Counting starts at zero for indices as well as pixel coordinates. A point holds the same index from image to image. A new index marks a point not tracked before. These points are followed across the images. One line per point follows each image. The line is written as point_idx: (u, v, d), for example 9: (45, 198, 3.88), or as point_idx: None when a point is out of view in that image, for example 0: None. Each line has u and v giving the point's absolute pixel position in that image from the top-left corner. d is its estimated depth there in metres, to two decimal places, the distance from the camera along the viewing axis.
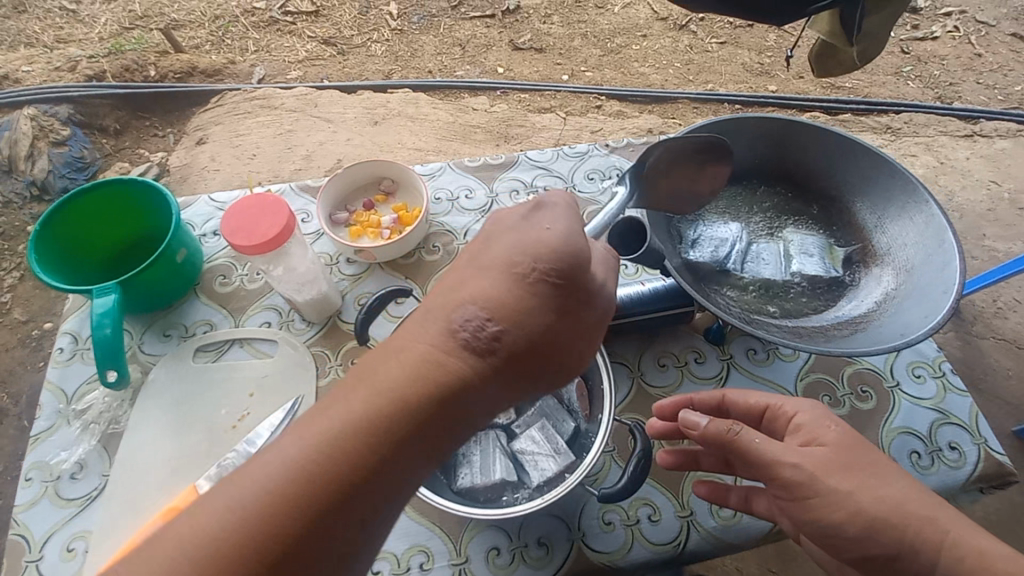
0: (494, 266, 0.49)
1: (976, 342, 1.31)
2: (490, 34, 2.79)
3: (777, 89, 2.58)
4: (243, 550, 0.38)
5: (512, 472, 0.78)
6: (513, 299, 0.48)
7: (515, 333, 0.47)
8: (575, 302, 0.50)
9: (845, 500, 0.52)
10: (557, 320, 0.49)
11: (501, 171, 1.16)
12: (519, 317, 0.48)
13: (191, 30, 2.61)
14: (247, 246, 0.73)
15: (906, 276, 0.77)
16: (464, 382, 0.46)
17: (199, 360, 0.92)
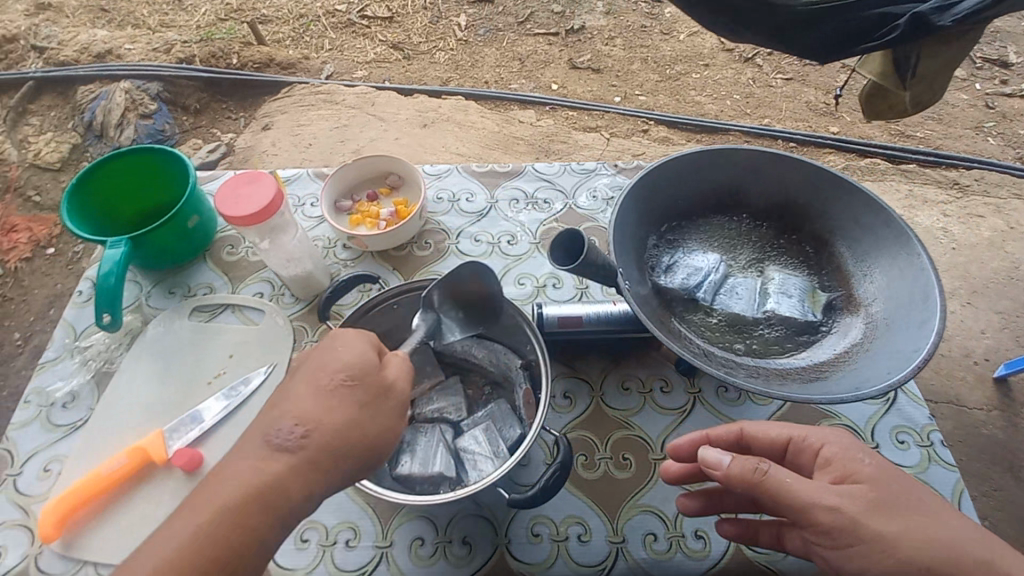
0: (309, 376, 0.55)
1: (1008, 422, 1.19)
2: (551, 51, 2.84)
3: (839, 131, 2.46)
4: None
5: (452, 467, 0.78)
6: (336, 407, 0.54)
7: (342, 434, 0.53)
8: (383, 396, 0.57)
9: (893, 546, 0.51)
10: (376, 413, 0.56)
11: (505, 179, 1.18)
12: (336, 420, 0.53)
13: (276, 26, 2.82)
14: (235, 216, 0.79)
15: (884, 329, 0.72)
16: (281, 485, 0.51)
17: (194, 319, 0.99)
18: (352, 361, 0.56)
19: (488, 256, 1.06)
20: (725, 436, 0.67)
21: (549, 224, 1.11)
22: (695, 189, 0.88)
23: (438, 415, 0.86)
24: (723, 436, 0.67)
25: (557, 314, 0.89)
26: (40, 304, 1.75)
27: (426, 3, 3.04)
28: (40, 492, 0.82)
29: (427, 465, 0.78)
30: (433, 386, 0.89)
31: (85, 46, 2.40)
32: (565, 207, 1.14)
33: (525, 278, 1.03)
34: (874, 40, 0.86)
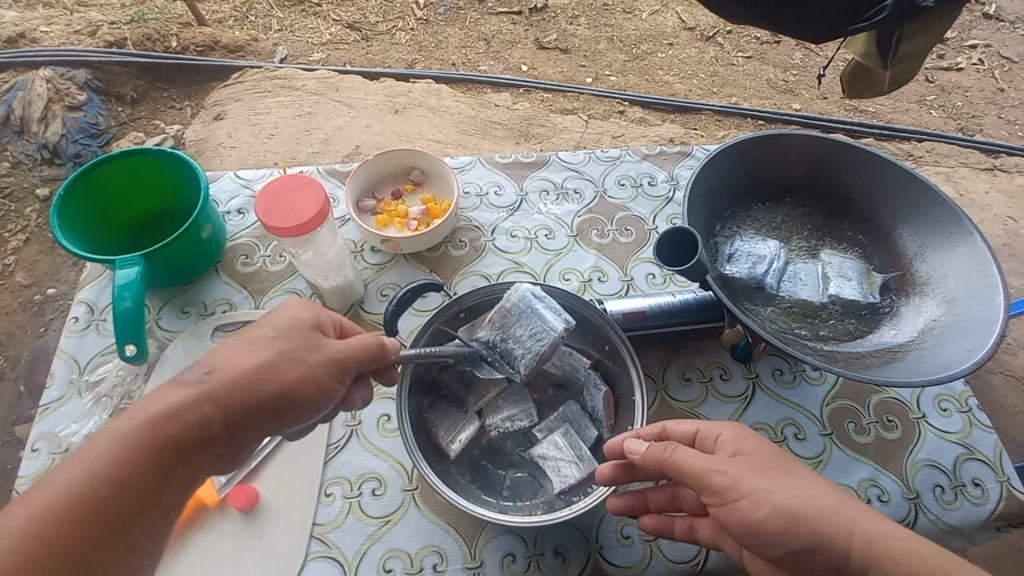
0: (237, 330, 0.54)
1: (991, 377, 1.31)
2: (516, 30, 2.76)
3: (800, 108, 2.55)
4: None
5: (525, 315, 0.75)
6: (255, 359, 0.51)
7: (256, 387, 0.50)
8: (316, 350, 0.54)
9: (764, 498, 0.52)
10: (313, 372, 0.53)
11: (530, 170, 1.14)
12: (279, 354, 0.53)
13: (215, 4, 2.59)
14: (285, 226, 0.72)
15: (947, 307, 0.76)
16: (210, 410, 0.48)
17: (217, 340, 0.90)
18: (302, 319, 0.56)
19: (528, 252, 1.03)
20: (646, 432, 0.66)
21: (584, 215, 1.08)
22: (746, 177, 0.88)
23: (510, 424, 0.82)
24: (648, 432, 0.66)
25: (620, 309, 0.87)
26: None
27: None
28: None
29: (504, 334, 0.76)
30: (498, 392, 0.84)
31: None
32: (596, 196, 1.11)
33: (570, 273, 1.00)
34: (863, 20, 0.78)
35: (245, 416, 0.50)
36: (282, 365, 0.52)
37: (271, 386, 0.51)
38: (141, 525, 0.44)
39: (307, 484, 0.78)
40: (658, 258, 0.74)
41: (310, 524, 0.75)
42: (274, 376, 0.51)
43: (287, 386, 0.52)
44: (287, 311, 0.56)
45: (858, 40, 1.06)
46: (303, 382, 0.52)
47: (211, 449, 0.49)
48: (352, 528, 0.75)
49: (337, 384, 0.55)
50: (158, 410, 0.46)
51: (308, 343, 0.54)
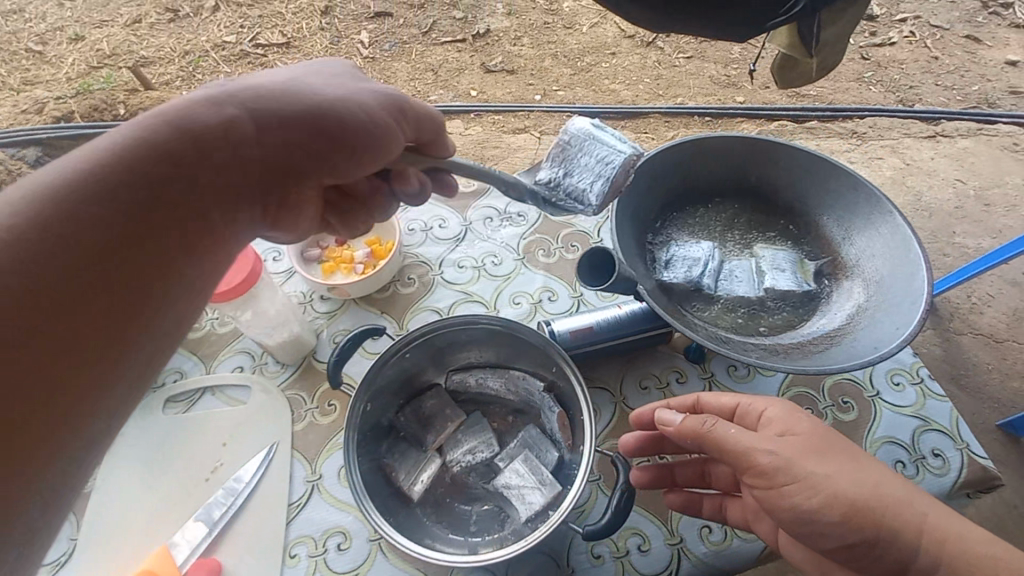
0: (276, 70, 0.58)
1: (959, 338, 1.35)
2: (462, 57, 2.81)
3: (745, 100, 2.61)
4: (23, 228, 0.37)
5: (586, 144, 0.74)
6: (293, 84, 0.53)
7: (296, 103, 0.51)
8: (351, 82, 0.58)
9: (823, 486, 0.51)
10: (357, 97, 0.55)
11: (473, 199, 1.15)
12: (337, 84, 0.56)
13: (161, 67, 2.60)
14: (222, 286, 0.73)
15: (875, 287, 0.78)
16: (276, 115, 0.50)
17: (169, 411, 0.89)
18: (337, 68, 0.60)
19: (477, 281, 1.03)
20: (680, 404, 0.70)
21: (530, 237, 1.09)
22: (673, 184, 0.90)
23: (471, 457, 0.83)
24: (681, 403, 0.70)
25: (567, 328, 0.88)
26: None
27: (321, 24, 2.89)
28: None
29: (565, 165, 0.74)
30: (457, 427, 0.84)
31: None
32: (539, 217, 1.12)
33: (520, 296, 1.01)
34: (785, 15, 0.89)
35: (292, 121, 0.50)
36: (321, 87, 0.54)
37: (329, 98, 0.53)
38: (187, 233, 0.44)
39: (270, 548, 0.77)
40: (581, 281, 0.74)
41: None
42: (312, 93, 0.53)
43: (331, 102, 0.53)
44: (320, 65, 0.60)
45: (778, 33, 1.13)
46: (346, 102, 0.53)
47: (257, 147, 0.48)
48: None
49: (391, 110, 0.57)
50: (195, 96, 0.47)
51: (346, 79, 0.58)
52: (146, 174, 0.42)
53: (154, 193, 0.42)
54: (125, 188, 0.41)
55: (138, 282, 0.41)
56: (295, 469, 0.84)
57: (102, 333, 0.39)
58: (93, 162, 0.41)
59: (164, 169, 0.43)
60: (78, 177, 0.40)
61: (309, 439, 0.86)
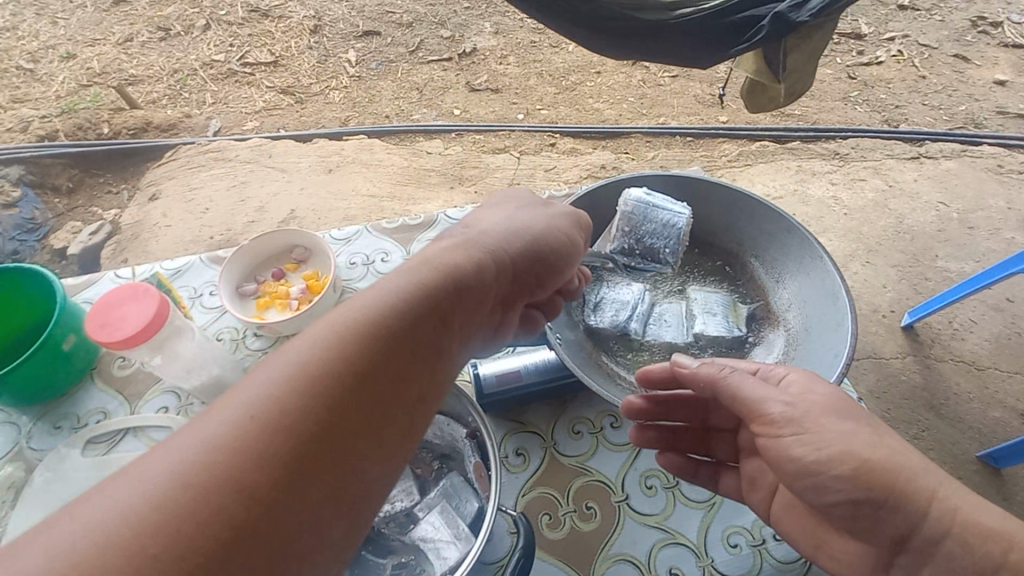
0: (477, 210, 0.72)
1: (939, 366, 1.37)
2: (448, 76, 2.80)
3: (728, 120, 2.58)
4: (335, 361, 0.42)
5: (650, 212, 0.82)
6: (508, 218, 0.66)
7: (516, 235, 0.63)
8: (541, 208, 0.71)
9: (835, 441, 0.51)
10: (552, 220, 0.69)
11: (419, 232, 1.14)
12: (530, 219, 0.68)
13: (147, 85, 2.60)
14: (112, 339, 0.70)
15: (804, 336, 0.76)
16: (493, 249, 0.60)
17: (88, 454, 0.86)
18: (522, 195, 0.75)
19: None
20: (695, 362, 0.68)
21: None
22: (605, 224, 0.89)
23: (389, 506, 0.80)
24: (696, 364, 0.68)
25: (493, 371, 0.86)
26: None
27: (310, 43, 2.91)
28: None
29: (638, 239, 0.84)
30: None
31: None
32: None
33: None
34: (745, 41, 1.00)
35: (519, 248, 0.62)
36: (526, 218, 0.67)
37: (531, 232, 0.65)
38: (436, 361, 0.49)
39: None
40: None
41: None
42: (523, 224, 0.66)
43: (541, 230, 0.66)
44: (506, 197, 0.75)
45: (744, 60, 1.11)
46: (548, 229, 0.66)
47: (497, 268, 0.59)
48: None
49: (577, 227, 0.71)
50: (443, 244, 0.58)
51: (534, 206, 0.72)
52: (439, 293, 0.51)
53: (423, 319, 0.48)
54: (403, 319, 0.47)
55: (403, 405, 0.44)
56: None
57: (362, 461, 0.40)
58: (401, 285, 0.50)
59: (447, 287, 0.52)
60: (365, 313, 0.46)
61: None
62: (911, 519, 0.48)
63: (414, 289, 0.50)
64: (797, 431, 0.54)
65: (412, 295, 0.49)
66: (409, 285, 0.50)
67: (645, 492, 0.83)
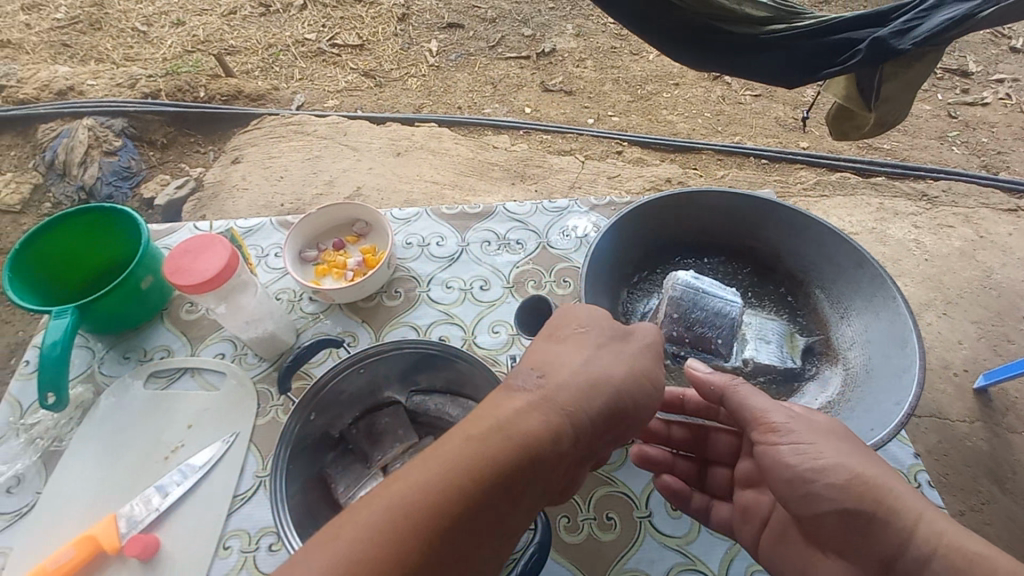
0: (545, 333, 0.61)
1: (1009, 436, 1.25)
2: (523, 74, 2.81)
3: (809, 146, 2.46)
4: (379, 563, 0.41)
5: (699, 297, 0.77)
6: (585, 362, 0.56)
7: (596, 389, 0.54)
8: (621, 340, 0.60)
9: (835, 458, 0.58)
10: (633, 362, 0.59)
11: (476, 221, 1.16)
12: (612, 359, 0.58)
13: (244, 57, 2.78)
14: (193, 283, 0.75)
15: (863, 377, 0.72)
16: (567, 407, 0.52)
17: (150, 386, 0.94)
18: (598, 315, 0.63)
19: (460, 303, 1.03)
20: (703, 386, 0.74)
21: (523, 266, 1.09)
22: (664, 235, 0.87)
23: None
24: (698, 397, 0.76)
25: None
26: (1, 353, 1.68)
27: (396, 30, 3.01)
28: None
29: (687, 325, 0.78)
30: (406, 449, 0.84)
31: (46, 84, 2.32)
32: (538, 248, 1.11)
33: (499, 326, 1.00)
34: (836, 65, 0.95)
35: (596, 408, 0.53)
36: (605, 361, 0.57)
37: (609, 386, 0.55)
38: (487, 546, 0.46)
39: (204, 538, 0.78)
40: None
41: None
42: (601, 368, 0.56)
43: (623, 381, 0.56)
44: (579, 314, 0.63)
45: (835, 82, 1.04)
46: (630, 378, 0.57)
47: (573, 433, 0.52)
48: None
49: (660, 369, 0.60)
50: (511, 402, 0.51)
51: (613, 336, 0.60)
52: (503, 475, 0.47)
53: (476, 508, 0.45)
54: (455, 510, 0.44)
55: None
56: (248, 461, 0.86)
57: None
58: (460, 466, 0.46)
59: (512, 469, 0.47)
60: (417, 497, 0.44)
61: (266, 435, 0.88)
62: (900, 534, 0.54)
63: (470, 467, 0.46)
64: (798, 442, 0.60)
65: (468, 479, 0.46)
66: (468, 462, 0.46)
67: (669, 513, 0.80)
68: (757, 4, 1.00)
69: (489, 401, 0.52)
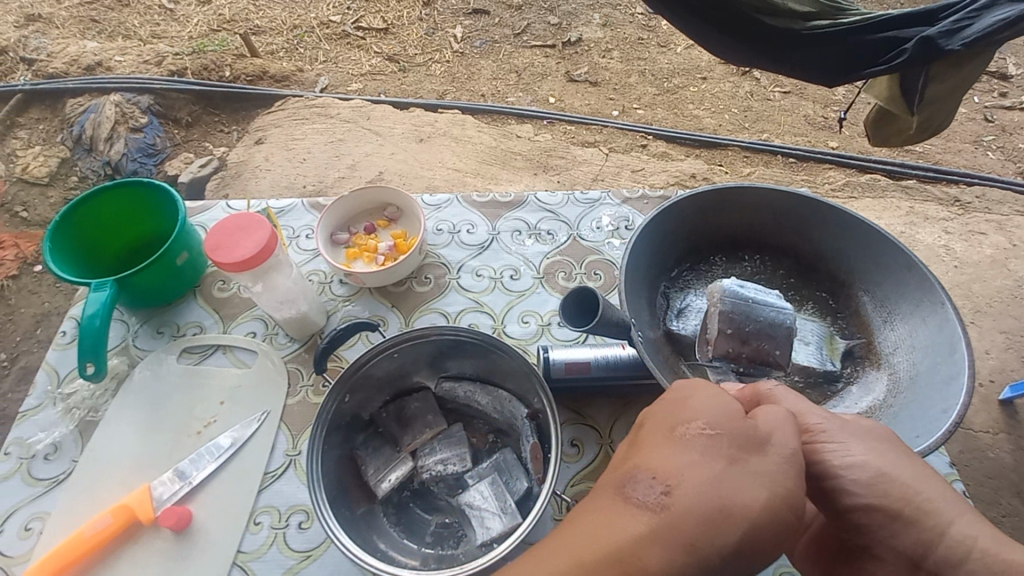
0: (663, 422, 0.46)
1: None
2: (548, 63, 2.78)
3: (838, 146, 2.41)
4: None
5: (752, 308, 0.73)
6: (713, 479, 0.42)
7: (730, 520, 0.40)
8: (758, 446, 0.45)
9: (871, 456, 0.52)
10: (779, 477, 0.43)
11: (506, 210, 1.15)
12: (750, 474, 0.43)
13: (269, 37, 2.77)
14: (243, 258, 0.76)
15: (907, 384, 0.70)
16: (689, 544, 0.39)
17: (183, 361, 0.95)
18: (733, 404, 0.46)
19: (490, 292, 1.03)
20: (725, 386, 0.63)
21: (553, 257, 1.08)
22: (704, 230, 0.86)
23: (441, 467, 0.82)
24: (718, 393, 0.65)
25: (563, 358, 0.85)
26: (28, 324, 1.71)
27: (421, 14, 2.98)
28: (21, 553, 0.78)
29: (743, 339, 0.73)
30: (435, 435, 0.85)
31: (75, 59, 2.33)
32: (569, 239, 1.10)
33: (529, 316, 1.00)
34: (880, 65, 0.92)
35: (727, 546, 0.40)
36: (739, 478, 0.42)
37: (745, 517, 0.40)
38: None
39: (237, 512, 0.79)
40: (565, 321, 0.72)
41: (233, 551, 0.77)
42: (739, 489, 0.42)
43: (760, 512, 0.41)
44: (708, 403, 0.46)
45: (878, 82, 1.00)
46: (771, 506, 0.42)
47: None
48: (272, 559, 0.76)
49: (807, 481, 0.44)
50: (614, 534, 0.39)
51: (752, 439, 0.45)
52: None
53: None
54: None
55: None
56: (278, 440, 0.86)
57: None
58: None
59: None
60: None
61: (297, 414, 0.89)
62: (927, 535, 0.50)
63: None
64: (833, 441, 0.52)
65: None
66: None
67: None
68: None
69: (591, 522, 0.41)
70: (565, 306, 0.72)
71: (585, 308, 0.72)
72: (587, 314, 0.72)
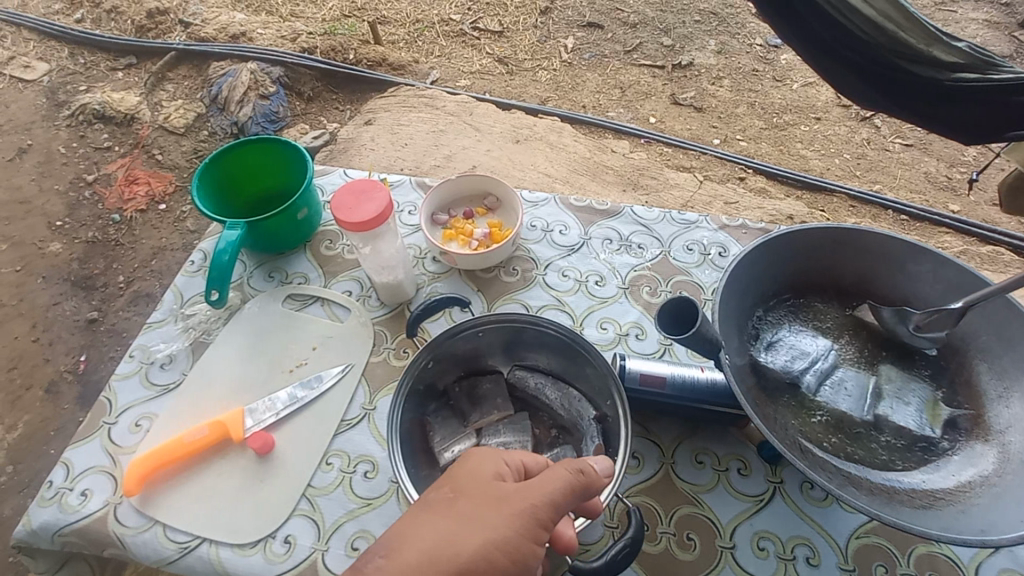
0: (423, 498, 0.57)
1: None
2: (654, 83, 2.76)
3: (959, 210, 2.22)
4: None
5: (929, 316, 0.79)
6: (436, 535, 0.52)
7: (437, 566, 0.50)
8: (495, 507, 0.54)
9: None
10: (498, 532, 0.52)
11: (601, 217, 1.16)
12: (473, 531, 0.52)
13: (394, 28, 2.95)
14: (363, 221, 0.83)
15: (1016, 466, 0.65)
16: None
17: (286, 305, 1.03)
18: (479, 476, 0.58)
19: (573, 293, 1.05)
20: None
21: (640, 271, 1.08)
22: (807, 267, 0.83)
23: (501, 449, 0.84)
24: None
25: (640, 369, 0.85)
26: (145, 254, 1.92)
27: (536, 22, 3.06)
28: (129, 444, 0.88)
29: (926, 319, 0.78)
30: (502, 417, 0.87)
31: (224, 27, 2.59)
32: (659, 255, 1.10)
33: (608, 323, 1.01)
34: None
35: None
36: (462, 532, 0.52)
37: (454, 562, 0.50)
38: None
39: (313, 449, 0.86)
40: (659, 326, 0.72)
41: (304, 484, 0.83)
42: (456, 542, 0.52)
43: (467, 560, 0.50)
44: (465, 473, 0.59)
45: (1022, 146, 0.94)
46: (481, 556, 0.51)
47: None
48: (336, 500, 0.82)
49: (531, 534, 0.54)
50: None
51: (489, 500, 0.55)
52: None
53: None
54: None
55: None
56: (357, 393, 0.92)
57: None
58: None
59: None
60: None
61: (377, 373, 0.95)
62: None
63: None
64: None
65: None
66: None
67: (755, 552, 0.77)
68: (949, 45, 0.82)
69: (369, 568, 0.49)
70: (661, 312, 0.72)
71: (682, 317, 0.72)
72: (682, 324, 0.72)
